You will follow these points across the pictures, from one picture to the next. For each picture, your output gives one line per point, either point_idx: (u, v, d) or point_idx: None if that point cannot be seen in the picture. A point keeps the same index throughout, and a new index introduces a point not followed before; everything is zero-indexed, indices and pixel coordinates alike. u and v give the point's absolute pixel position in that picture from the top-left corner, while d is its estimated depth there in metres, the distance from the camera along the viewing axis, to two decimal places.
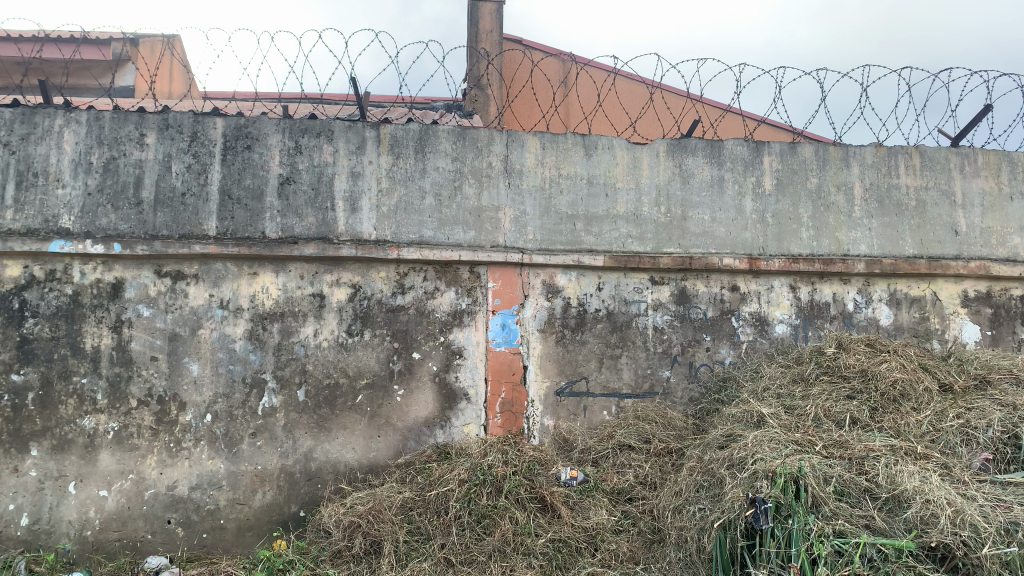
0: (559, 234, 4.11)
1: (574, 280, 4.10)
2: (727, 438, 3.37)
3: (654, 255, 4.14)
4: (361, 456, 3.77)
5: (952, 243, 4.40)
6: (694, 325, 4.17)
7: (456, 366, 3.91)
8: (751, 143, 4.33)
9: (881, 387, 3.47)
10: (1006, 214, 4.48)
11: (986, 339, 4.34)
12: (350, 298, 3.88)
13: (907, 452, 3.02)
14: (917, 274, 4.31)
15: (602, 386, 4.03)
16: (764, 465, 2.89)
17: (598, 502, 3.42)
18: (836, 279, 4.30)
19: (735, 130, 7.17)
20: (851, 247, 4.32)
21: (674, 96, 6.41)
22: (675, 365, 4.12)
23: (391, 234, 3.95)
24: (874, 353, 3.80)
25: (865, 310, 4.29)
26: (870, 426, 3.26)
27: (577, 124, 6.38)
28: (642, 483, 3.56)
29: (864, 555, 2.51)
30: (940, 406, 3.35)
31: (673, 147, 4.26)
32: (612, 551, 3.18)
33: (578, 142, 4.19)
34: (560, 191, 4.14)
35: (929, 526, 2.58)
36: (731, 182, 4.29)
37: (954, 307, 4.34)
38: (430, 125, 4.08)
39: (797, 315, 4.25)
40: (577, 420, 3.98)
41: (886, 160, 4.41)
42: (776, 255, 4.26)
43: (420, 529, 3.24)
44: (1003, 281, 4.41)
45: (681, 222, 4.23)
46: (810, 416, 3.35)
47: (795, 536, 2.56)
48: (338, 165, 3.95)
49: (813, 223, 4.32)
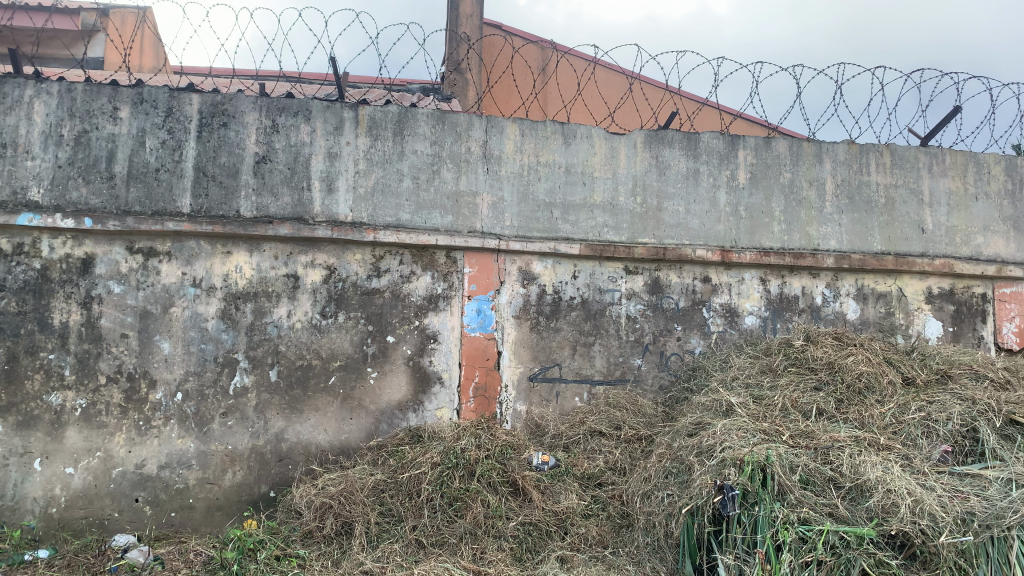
0: (535, 221, 4.13)
1: (549, 267, 4.12)
2: (697, 426, 3.43)
3: (629, 245, 4.18)
4: (333, 438, 3.78)
5: (919, 240, 4.50)
6: (666, 315, 4.23)
7: (430, 350, 3.93)
8: (727, 137, 4.38)
9: (847, 379, 3.57)
10: (970, 214, 4.58)
11: (947, 335, 4.45)
12: (325, 280, 3.87)
13: (871, 442, 3.10)
14: (884, 270, 4.40)
15: (575, 373, 4.08)
16: (732, 453, 2.95)
17: (568, 486, 3.47)
18: (805, 273, 4.38)
19: (711, 123, 7.23)
20: (821, 242, 4.40)
21: (652, 88, 6.45)
22: (646, 354, 4.18)
23: (367, 216, 3.94)
24: (841, 346, 3.89)
25: (832, 304, 4.38)
26: (835, 417, 3.34)
27: (556, 111, 6.39)
28: (612, 469, 3.61)
29: (826, 542, 2.58)
30: (903, 399, 3.44)
31: (651, 138, 4.29)
32: (581, 535, 3.24)
33: (557, 130, 4.20)
34: (538, 178, 4.16)
35: (889, 515, 2.66)
36: (706, 174, 4.34)
37: (918, 303, 4.45)
38: (409, 108, 4.07)
39: (766, 307, 4.32)
40: (550, 406, 4.02)
41: (858, 157, 4.49)
42: (748, 247, 4.32)
43: (392, 511, 3.26)
44: (966, 279, 4.52)
45: (657, 213, 4.27)
46: (778, 406, 3.41)
47: (761, 523, 2.64)
48: (315, 145, 3.93)
49: (785, 217, 4.39)
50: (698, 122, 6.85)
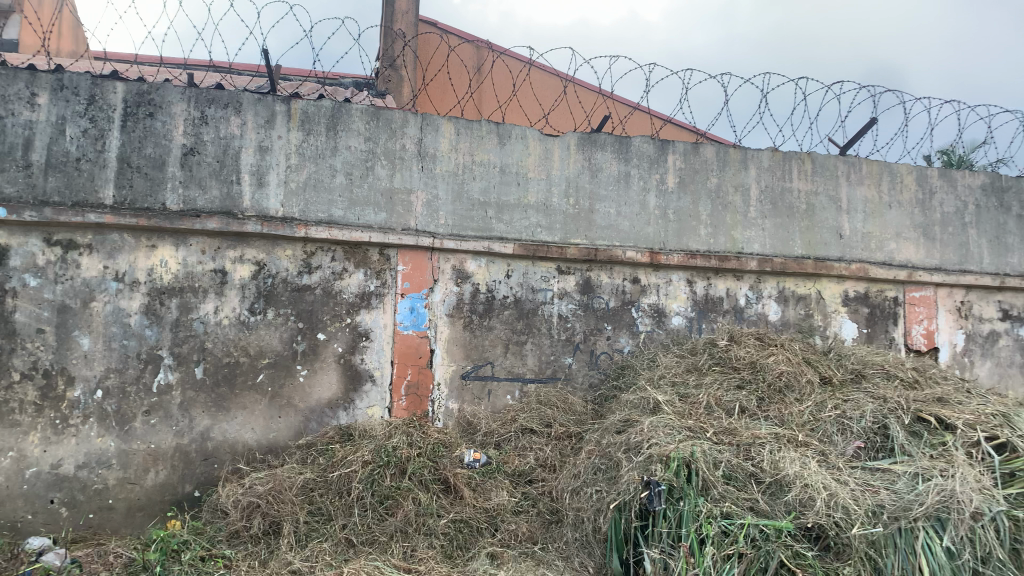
0: (470, 220, 4.15)
1: (483, 266, 4.15)
2: (625, 423, 3.50)
3: (562, 245, 4.24)
4: (260, 437, 3.72)
5: (837, 245, 4.69)
6: (598, 315, 4.30)
7: (361, 348, 3.90)
8: (658, 141, 4.49)
9: (768, 378, 3.71)
10: (884, 221, 4.80)
11: (861, 336, 4.66)
12: (254, 276, 3.80)
13: (789, 439, 3.24)
14: (803, 273, 4.58)
15: (507, 371, 4.11)
16: (659, 449, 3.03)
17: (499, 483, 3.50)
18: (730, 275, 4.52)
19: (642, 127, 7.37)
20: (745, 245, 4.55)
21: (586, 91, 6.54)
22: (577, 352, 4.24)
23: (299, 211, 3.89)
24: (761, 346, 4.03)
25: (754, 305, 4.53)
26: (756, 414, 3.46)
27: (491, 112, 6.41)
28: (542, 466, 3.66)
29: (747, 535, 2.67)
30: (820, 397, 3.59)
31: (584, 140, 4.36)
32: (512, 531, 3.27)
33: (492, 129, 4.22)
34: (472, 177, 4.18)
35: (806, 508, 2.78)
36: (637, 177, 4.43)
37: (835, 306, 4.65)
38: (342, 103, 4.03)
39: (692, 308, 4.44)
40: (482, 404, 4.05)
41: (781, 164, 4.65)
42: (676, 250, 4.44)
43: (322, 509, 3.24)
44: (879, 283, 4.74)
45: (589, 214, 4.34)
46: (703, 404, 3.52)
47: (685, 517, 2.73)
48: (246, 138, 3.85)
49: (712, 221, 4.52)
50: (629, 126, 6.97)
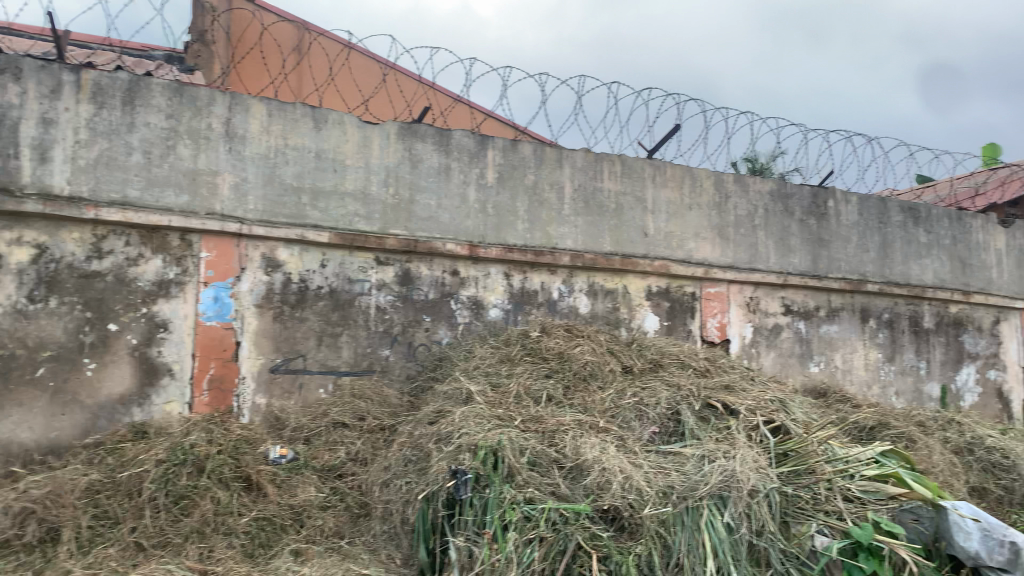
0: (282, 206, 4.00)
1: (296, 255, 4.01)
2: (436, 414, 3.52)
3: (380, 236, 4.19)
4: (39, 436, 3.39)
5: (643, 243, 4.96)
6: (415, 306, 4.29)
7: (158, 340, 3.66)
8: (477, 135, 4.53)
9: (574, 367, 3.86)
10: (685, 222, 5.13)
11: (663, 328, 4.96)
12: (34, 260, 3.46)
13: (591, 426, 3.39)
14: (612, 268, 4.81)
15: (320, 364, 4.01)
16: (468, 438, 3.07)
17: (306, 479, 3.41)
18: (544, 269, 4.66)
19: (463, 120, 7.45)
20: (559, 240, 4.71)
21: (407, 79, 6.51)
22: (393, 344, 4.21)
23: (88, 190, 3.58)
24: (570, 337, 4.20)
25: (567, 298, 4.70)
26: (562, 402, 3.60)
27: (308, 95, 6.22)
28: (352, 459, 3.60)
29: (548, 519, 2.76)
30: (621, 386, 3.79)
31: (403, 130, 4.32)
32: (317, 526, 3.19)
33: (307, 114, 4.09)
34: (285, 161, 4.03)
35: (603, 491, 2.92)
36: (456, 170, 4.46)
37: (640, 300, 4.91)
38: (141, 76, 3.74)
39: (508, 301, 4.54)
40: (292, 398, 3.92)
41: (594, 164, 4.85)
42: (494, 243, 4.51)
43: (108, 512, 3.00)
44: (680, 279, 5.06)
45: (408, 205, 4.31)
46: (512, 393, 3.60)
47: (490, 504, 2.79)
48: (25, 108, 3.49)
49: (528, 216, 4.64)
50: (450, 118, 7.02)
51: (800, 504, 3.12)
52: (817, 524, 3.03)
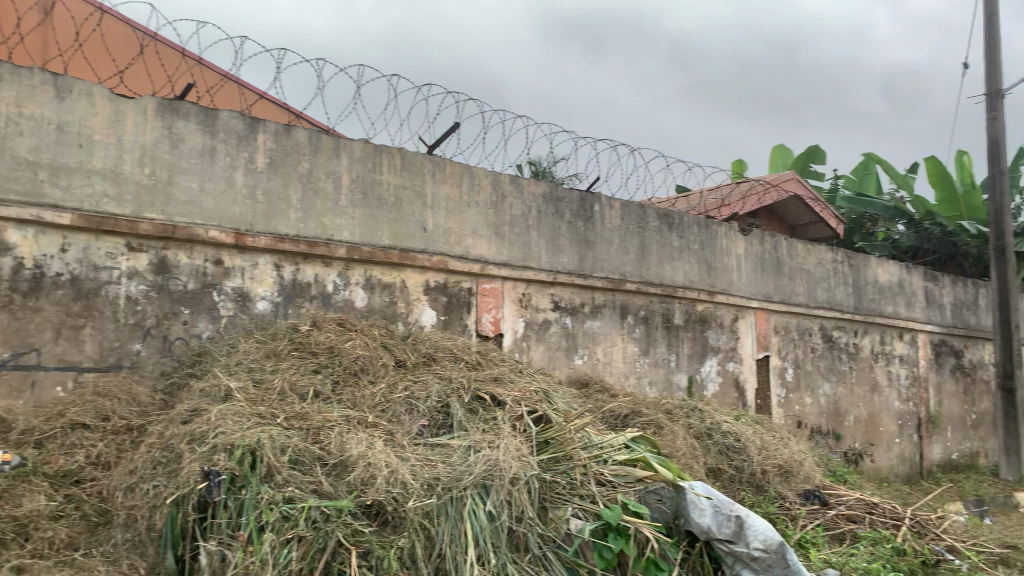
0: (13, 182, 3.56)
1: (30, 237, 3.59)
2: (192, 413, 3.30)
3: (132, 220, 3.86)
4: None
5: (420, 237, 4.98)
6: (173, 297, 4.00)
7: None
8: (248, 118, 4.31)
9: (344, 362, 3.79)
10: (462, 218, 5.21)
11: (439, 323, 5.01)
12: None
13: (358, 421, 3.34)
14: (389, 262, 4.78)
15: (57, 359, 3.62)
16: (224, 438, 2.91)
17: (35, 487, 3.05)
18: (318, 261, 4.53)
19: (233, 101, 7.08)
20: (335, 232, 4.60)
21: (170, 53, 6.07)
22: (147, 338, 3.90)
23: None
24: (342, 332, 4.12)
25: (342, 291, 4.61)
26: (330, 398, 3.52)
27: (51, 60, 5.61)
28: (93, 463, 3.28)
29: (308, 517, 2.68)
30: (392, 380, 3.78)
31: (164, 108, 4.01)
32: (46, 539, 2.88)
33: (48, 81, 3.68)
34: (19, 132, 3.59)
35: (367, 486, 2.89)
36: (224, 154, 4.21)
37: (417, 295, 4.92)
38: None
39: (278, 293, 4.36)
40: (21, 398, 3.51)
41: (372, 156, 4.79)
42: (263, 233, 4.32)
43: None
44: (456, 275, 5.14)
45: (167, 188, 4.01)
46: (276, 389, 3.46)
47: (246, 505, 2.66)
48: None
49: (301, 206, 4.48)
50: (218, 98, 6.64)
51: (558, 490, 3.27)
52: (573, 508, 3.20)
